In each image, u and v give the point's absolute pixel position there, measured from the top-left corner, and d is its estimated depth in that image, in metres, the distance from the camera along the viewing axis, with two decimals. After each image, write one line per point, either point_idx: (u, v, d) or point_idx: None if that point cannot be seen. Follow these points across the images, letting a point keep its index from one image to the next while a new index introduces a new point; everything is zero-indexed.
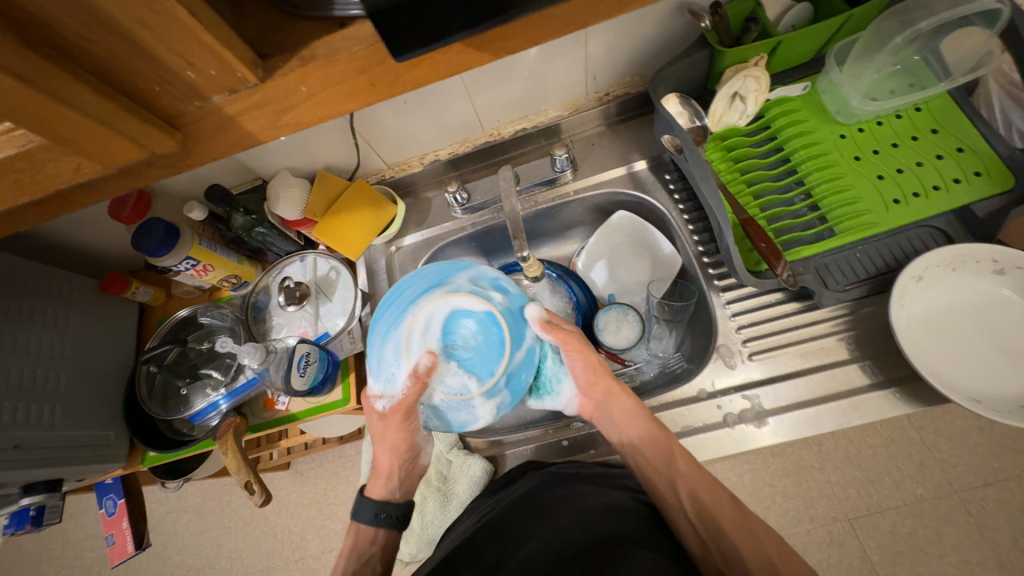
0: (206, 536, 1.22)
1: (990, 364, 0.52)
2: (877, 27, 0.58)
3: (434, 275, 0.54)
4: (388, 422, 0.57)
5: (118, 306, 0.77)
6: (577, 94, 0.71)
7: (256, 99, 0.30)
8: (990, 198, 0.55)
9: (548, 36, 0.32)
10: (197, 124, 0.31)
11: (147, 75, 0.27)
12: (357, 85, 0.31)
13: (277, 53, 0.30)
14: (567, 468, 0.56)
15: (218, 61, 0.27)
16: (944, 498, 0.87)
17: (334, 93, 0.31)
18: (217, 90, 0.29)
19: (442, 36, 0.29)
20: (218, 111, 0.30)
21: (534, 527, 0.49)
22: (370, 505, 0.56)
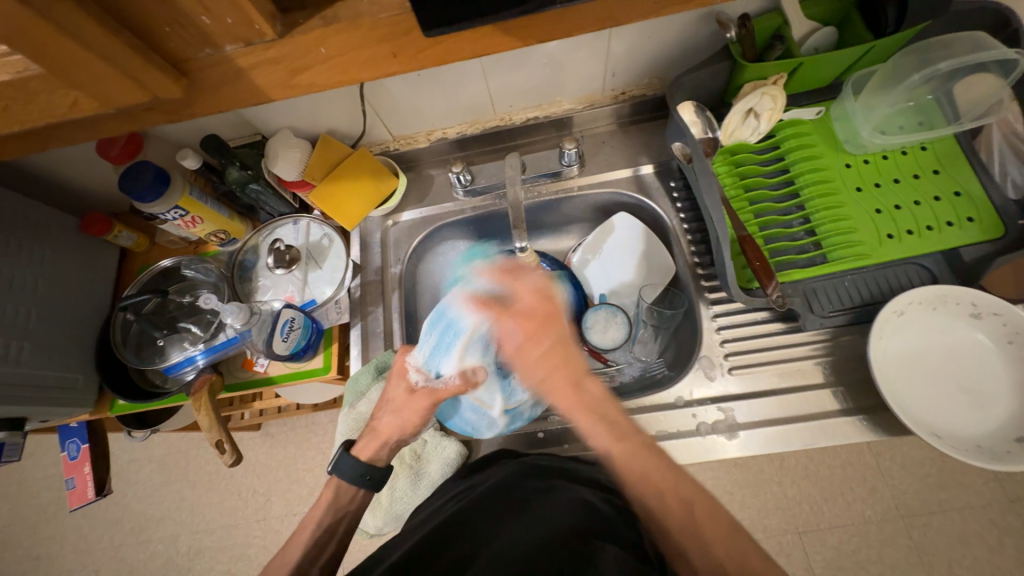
0: (168, 488, 1.21)
1: (953, 403, 0.55)
2: (897, 61, 0.59)
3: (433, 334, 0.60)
4: (414, 399, 0.57)
5: (99, 248, 0.75)
6: (594, 89, 0.70)
7: (271, 55, 0.29)
8: (978, 244, 0.57)
9: (579, 30, 0.31)
10: (205, 73, 0.30)
11: (158, 15, 0.26)
12: (378, 54, 0.30)
13: (298, 10, 0.29)
14: (544, 460, 0.58)
15: (235, 9, 0.26)
16: (890, 521, 0.91)
17: (353, 59, 0.30)
18: (231, 40, 0.28)
19: (473, 15, 0.28)
20: (230, 62, 0.29)
21: (503, 524, 0.50)
22: (356, 465, 0.54)
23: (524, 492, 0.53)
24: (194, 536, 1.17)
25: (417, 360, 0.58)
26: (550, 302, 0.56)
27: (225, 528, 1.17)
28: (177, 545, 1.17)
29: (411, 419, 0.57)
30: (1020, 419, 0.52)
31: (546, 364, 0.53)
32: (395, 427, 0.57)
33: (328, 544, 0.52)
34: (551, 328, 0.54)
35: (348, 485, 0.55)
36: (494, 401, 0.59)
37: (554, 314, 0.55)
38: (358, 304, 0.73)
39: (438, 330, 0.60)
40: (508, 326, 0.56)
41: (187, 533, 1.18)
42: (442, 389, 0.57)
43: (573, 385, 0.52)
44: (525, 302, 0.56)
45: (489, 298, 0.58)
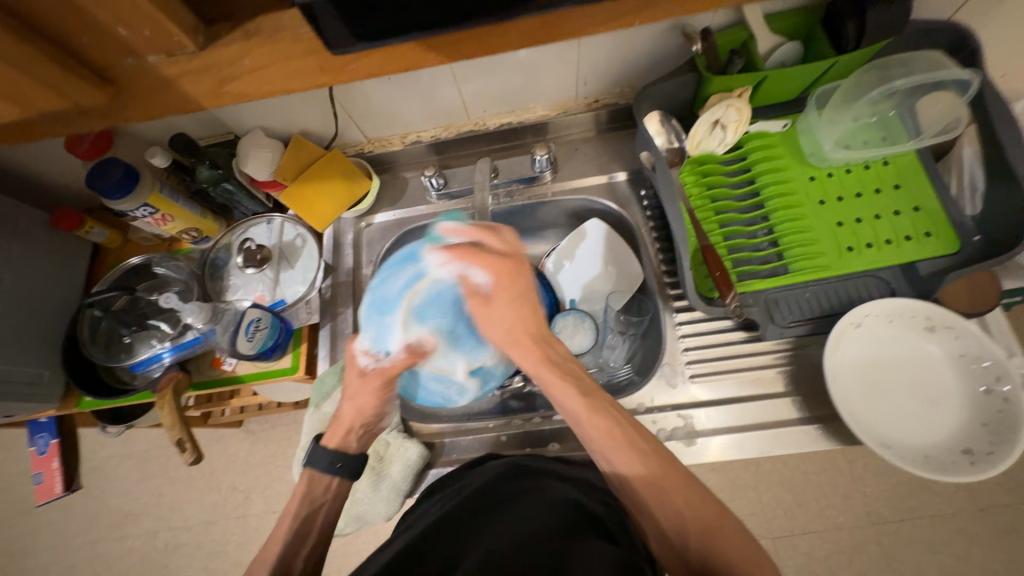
0: (147, 484, 1.21)
1: (907, 414, 0.56)
2: (857, 77, 0.60)
3: (375, 302, 0.58)
4: (365, 384, 0.55)
5: (70, 243, 0.75)
6: (567, 96, 0.71)
7: (197, 65, 0.30)
8: (935, 258, 0.58)
9: (507, 47, 0.33)
10: (133, 82, 0.30)
11: (75, 26, 0.26)
12: (305, 67, 0.31)
13: (225, 22, 0.30)
14: (532, 461, 0.58)
15: (152, 23, 0.27)
16: (861, 528, 0.92)
17: (279, 69, 0.31)
18: (153, 50, 0.29)
19: (392, 30, 0.29)
20: (155, 71, 0.30)
21: (487, 519, 0.48)
22: (325, 454, 0.54)
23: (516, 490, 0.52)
24: (172, 532, 1.17)
25: (363, 343, 0.56)
26: (519, 250, 0.55)
27: (202, 524, 1.17)
28: (155, 541, 1.17)
29: (367, 402, 0.55)
30: (966, 431, 0.53)
31: (512, 313, 0.52)
32: (356, 413, 0.55)
33: (308, 536, 0.52)
34: (522, 273, 0.53)
35: (320, 476, 0.54)
36: (455, 366, 0.57)
37: (522, 261, 0.54)
38: (329, 305, 0.74)
39: (379, 307, 0.58)
40: (476, 269, 0.54)
41: (165, 529, 1.18)
42: (390, 367, 0.55)
43: (543, 342, 0.51)
44: (494, 248, 0.55)
45: (465, 249, 0.55)
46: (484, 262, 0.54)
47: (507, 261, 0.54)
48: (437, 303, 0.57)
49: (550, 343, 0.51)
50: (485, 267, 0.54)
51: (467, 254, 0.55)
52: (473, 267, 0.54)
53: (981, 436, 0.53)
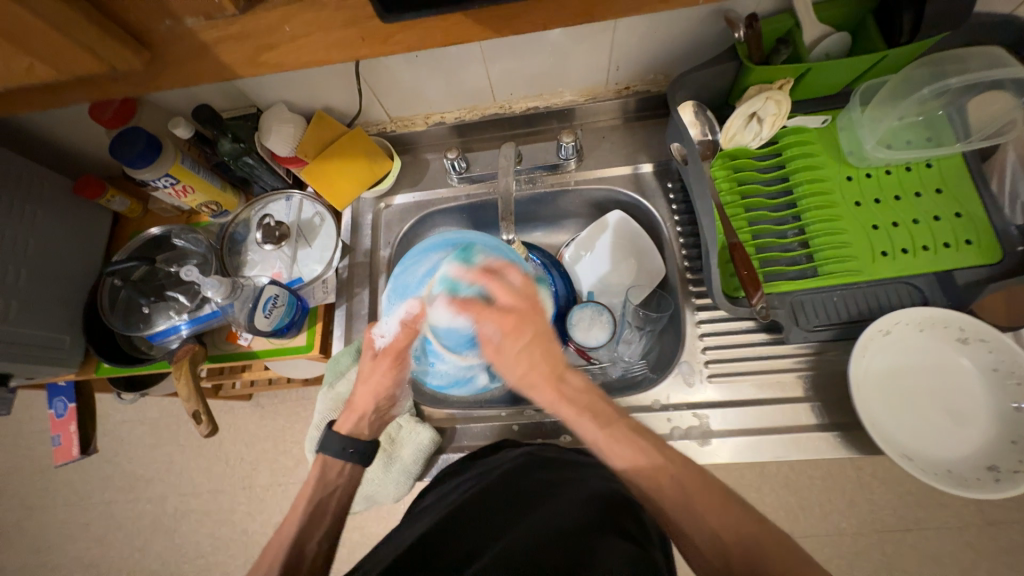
0: (159, 450, 1.24)
1: (934, 425, 0.54)
2: (908, 72, 0.57)
3: (397, 285, 0.61)
4: (377, 364, 0.58)
5: (91, 211, 0.75)
6: (597, 81, 0.69)
7: (236, 30, 0.29)
8: (975, 267, 0.56)
9: (561, 22, 0.32)
10: (168, 46, 0.29)
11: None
12: (346, 36, 0.30)
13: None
14: (548, 451, 0.59)
15: None
16: (864, 535, 0.92)
17: (317, 39, 0.30)
18: (192, 13, 0.28)
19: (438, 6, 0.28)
20: (191, 34, 0.29)
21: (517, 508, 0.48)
22: (338, 440, 0.55)
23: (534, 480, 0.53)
24: (182, 498, 1.20)
25: (379, 327, 0.59)
26: (529, 299, 0.52)
27: (211, 493, 1.19)
28: (165, 505, 1.20)
29: (379, 383, 0.58)
30: (992, 447, 0.52)
31: (524, 362, 0.50)
32: (368, 397, 0.58)
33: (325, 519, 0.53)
34: (528, 324, 0.51)
35: (333, 460, 0.56)
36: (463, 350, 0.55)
37: (533, 309, 0.52)
38: (345, 285, 0.73)
39: (399, 294, 0.60)
40: (485, 326, 0.51)
41: (175, 495, 1.20)
42: (396, 343, 0.58)
43: (555, 379, 0.49)
44: (503, 299, 0.52)
45: (469, 300, 0.53)
46: (484, 320, 0.51)
47: (511, 313, 0.51)
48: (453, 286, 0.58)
49: (563, 381, 0.49)
50: (487, 324, 0.51)
51: (472, 312, 0.52)
52: (479, 322, 0.51)
53: (1010, 453, 0.51)
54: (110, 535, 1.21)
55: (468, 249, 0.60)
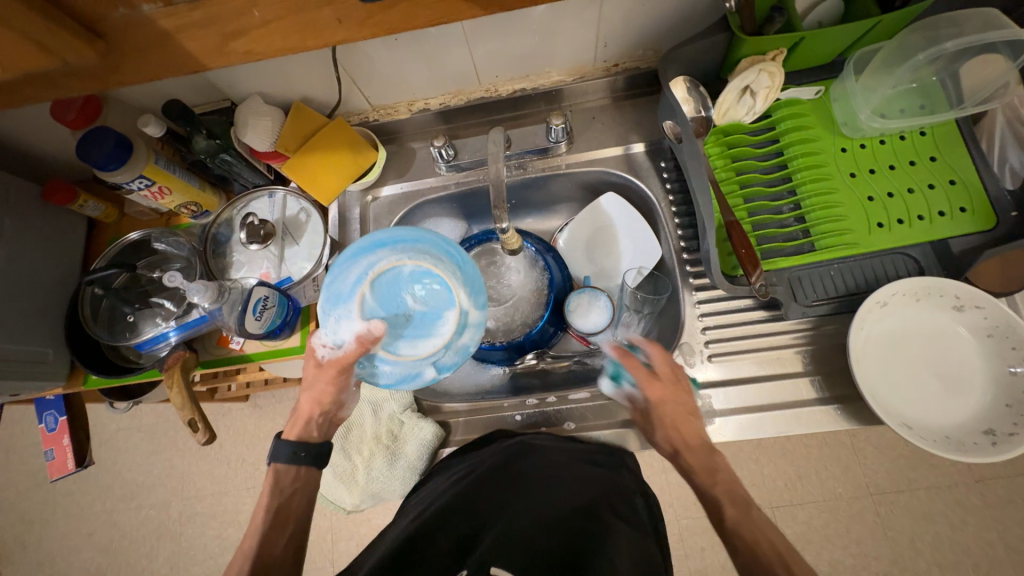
0: (157, 456, 1.22)
1: (931, 393, 0.55)
2: (902, 39, 0.56)
3: (329, 294, 0.52)
4: (323, 371, 0.55)
5: (64, 217, 0.72)
6: (585, 59, 0.67)
7: (199, 16, 0.27)
8: (970, 234, 0.56)
9: None
10: (125, 36, 0.27)
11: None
12: (322, 20, 0.28)
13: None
14: (539, 440, 0.59)
15: None
16: (859, 499, 0.94)
17: (291, 25, 0.28)
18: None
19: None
20: (151, 22, 0.26)
21: (506, 501, 0.53)
22: (287, 445, 0.55)
23: (526, 469, 0.56)
24: (185, 502, 1.19)
25: (322, 338, 0.53)
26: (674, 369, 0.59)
27: (214, 495, 1.19)
28: (169, 510, 1.20)
29: (324, 391, 0.56)
30: (988, 411, 0.53)
31: (669, 409, 0.56)
32: (313, 403, 0.56)
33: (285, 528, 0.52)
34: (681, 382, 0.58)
35: (286, 467, 0.55)
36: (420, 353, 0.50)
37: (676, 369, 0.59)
38: None
39: (337, 304, 0.52)
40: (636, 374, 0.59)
41: (178, 499, 1.20)
42: (345, 356, 0.52)
43: (682, 421, 0.56)
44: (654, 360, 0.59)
45: (622, 351, 0.61)
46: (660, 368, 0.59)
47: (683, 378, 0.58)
48: (395, 292, 0.52)
49: (686, 422, 0.56)
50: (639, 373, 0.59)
51: (630, 364, 0.59)
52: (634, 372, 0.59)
53: (1005, 416, 0.52)
54: (114, 542, 1.20)
55: (409, 246, 0.53)
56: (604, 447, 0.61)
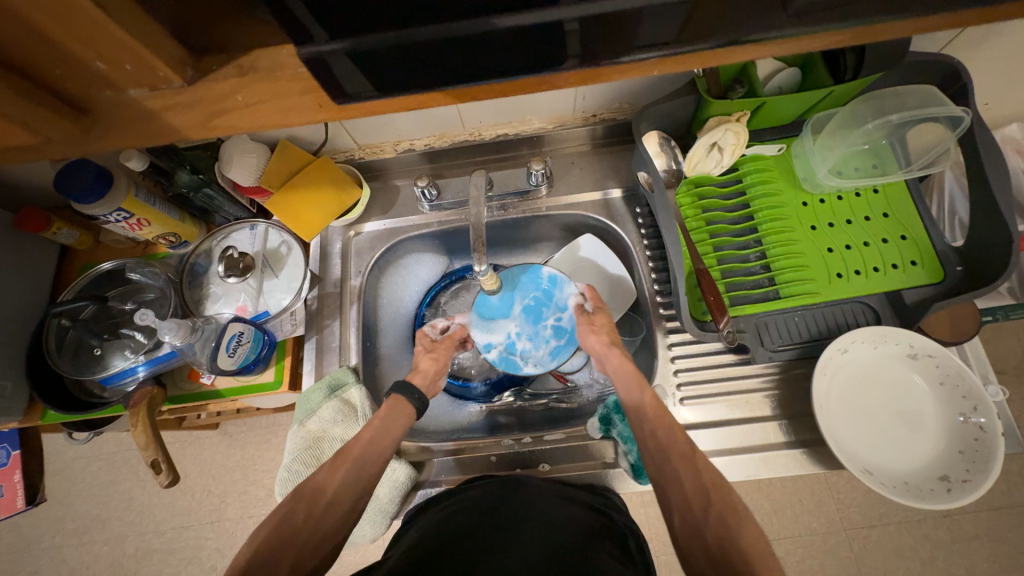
0: (116, 488, 1.16)
1: (891, 438, 0.57)
2: (854, 106, 0.61)
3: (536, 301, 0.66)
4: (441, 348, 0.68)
5: (35, 244, 0.71)
6: (565, 110, 0.70)
7: (184, 98, 0.28)
8: (921, 287, 0.60)
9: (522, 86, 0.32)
10: (110, 114, 0.28)
11: (45, 56, 0.24)
12: (303, 103, 0.30)
13: (215, 53, 0.29)
14: (531, 478, 0.61)
15: (134, 57, 0.25)
16: (832, 534, 0.95)
17: (273, 107, 0.30)
18: (135, 84, 0.27)
19: (390, 91, 0.30)
20: (136, 104, 0.28)
21: (502, 537, 0.51)
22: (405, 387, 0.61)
23: (518, 506, 0.55)
24: (143, 537, 1.13)
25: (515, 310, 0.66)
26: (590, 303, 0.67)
27: (175, 530, 1.13)
28: (124, 546, 1.13)
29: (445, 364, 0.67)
30: (943, 458, 0.55)
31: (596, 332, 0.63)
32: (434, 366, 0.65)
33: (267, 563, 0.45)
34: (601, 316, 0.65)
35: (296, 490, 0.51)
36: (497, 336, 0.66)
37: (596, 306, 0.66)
38: (315, 316, 0.71)
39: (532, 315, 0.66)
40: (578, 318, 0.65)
41: (135, 534, 1.13)
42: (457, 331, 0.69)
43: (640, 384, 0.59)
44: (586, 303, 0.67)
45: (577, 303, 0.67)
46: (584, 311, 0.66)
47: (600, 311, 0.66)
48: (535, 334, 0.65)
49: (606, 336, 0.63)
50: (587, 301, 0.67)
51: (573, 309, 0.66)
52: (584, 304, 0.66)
53: (959, 463, 0.54)
54: None
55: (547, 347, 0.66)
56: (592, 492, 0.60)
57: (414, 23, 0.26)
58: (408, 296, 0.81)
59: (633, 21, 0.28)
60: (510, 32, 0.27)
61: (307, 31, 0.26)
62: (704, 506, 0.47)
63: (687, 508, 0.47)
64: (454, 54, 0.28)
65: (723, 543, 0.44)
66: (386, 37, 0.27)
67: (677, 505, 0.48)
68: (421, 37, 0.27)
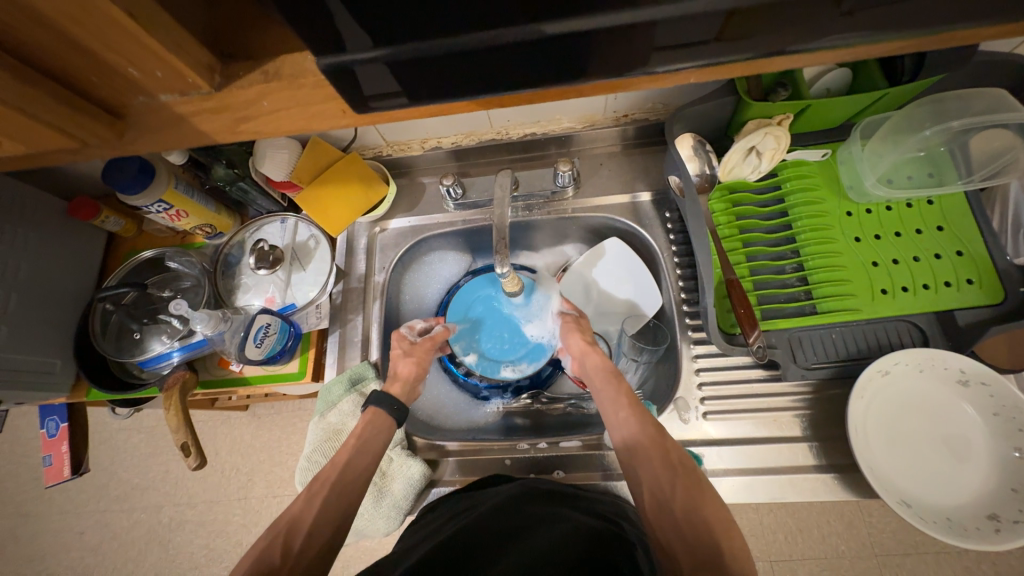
0: (154, 460, 1.23)
1: (932, 470, 0.53)
2: (911, 110, 0.57)
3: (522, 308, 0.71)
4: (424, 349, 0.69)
5: (87, 230, 0.75)
6: (594, 109, 0.68)
7: (209, 105, 0.32)
8: (977, 308, 0.55)
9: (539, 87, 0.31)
10: (141, 117, 0.33)
11: (87, 64, 0.28)
12: (326, 108, 0.32)
13: (241, 60, 0.32)
14: (543, 485, 0.60)
15: (166, 67, 0.29)
16: (863, 559, 0.90)
17: (294, 112, 0.33)
18: (165, 90, 0.31)
19: (413, 98, 0.32)
20: (167, 108, 0.32)
21: (508, 540, 0.50)
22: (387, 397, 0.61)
23: (528, 512, 0.54)
24: (176, 508, 1.20)
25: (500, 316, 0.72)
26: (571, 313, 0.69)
27: (206, 504, 1.19)
28: (159, 515, 1.20)
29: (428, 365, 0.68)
30: (991, 496, 0.51)
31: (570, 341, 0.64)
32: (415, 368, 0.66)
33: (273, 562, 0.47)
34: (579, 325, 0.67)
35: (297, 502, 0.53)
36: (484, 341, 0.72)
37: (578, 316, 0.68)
38: (339, 310, 0.73)
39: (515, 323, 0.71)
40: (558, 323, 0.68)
41: (170, 505, 1.20)
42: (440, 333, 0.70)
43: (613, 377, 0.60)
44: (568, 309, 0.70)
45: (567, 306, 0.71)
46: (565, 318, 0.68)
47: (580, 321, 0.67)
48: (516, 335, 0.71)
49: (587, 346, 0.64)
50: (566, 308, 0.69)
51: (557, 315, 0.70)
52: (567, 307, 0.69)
53: (1010, 502, 0.50)
54: (104, 544, 1.20)
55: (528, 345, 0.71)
56: (607, 501, 0.58)
57: (435, 34, 0.27)
58: (430, 293, 0.82)
59: (652, 25, 0.27)
60: (530, 44, 0.28)
61: (330, 41, 0.27)
62: (672, 479, 0.50)
63: (658, 490, 0.50)
64: (472, 65, 0.29)
65: (689, 518, 0.46)
66: (409, 47, 0.27)
67: (651, 492, 0.50)
68: (440, 49, 0.27)
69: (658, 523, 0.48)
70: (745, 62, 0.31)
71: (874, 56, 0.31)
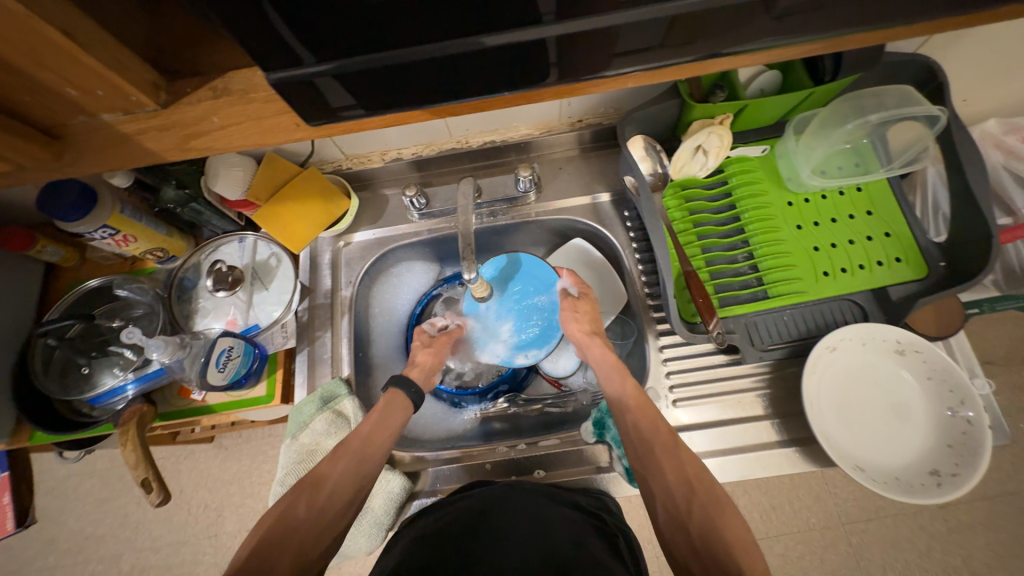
0: (110, 505, 1.14)
1: (881, 434, 0.58)
2: (835, 106, 0.62)
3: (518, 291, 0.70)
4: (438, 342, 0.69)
5: (21, 262, 0.70)
6: (550, 116, 0.70)
7: (156, 122, 0.31)
8: (906, 283, 0.60)
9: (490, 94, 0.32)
10: (85, 138, 0.32)
11: (16, 84, 0.27)
12: (279, 121, 0.32)
13: (187, 76, 0.31)
14: (526, 484, 0.60)
15: (106, 84, 0.28)
16: (831, 528, 0.96)
17: (245, 127, 0.32)
18: (108, 109, 0.30)
19: (367, 108, 0.32)
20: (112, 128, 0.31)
21: (492, 541, 0.51)
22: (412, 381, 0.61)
23: (511, 511, 0.55)
24: (139, 554, 1.12)
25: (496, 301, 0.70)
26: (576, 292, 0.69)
27: (172, 546, 1.12)
28: (119, 564, 1.11)
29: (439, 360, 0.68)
30: (932, 453, 0.56)
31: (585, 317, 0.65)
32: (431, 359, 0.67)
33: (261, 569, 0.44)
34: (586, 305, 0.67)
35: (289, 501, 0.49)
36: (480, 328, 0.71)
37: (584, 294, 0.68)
38: (306, 327, 0.71)
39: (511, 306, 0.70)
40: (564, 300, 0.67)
41: (131, 551, 1.12)
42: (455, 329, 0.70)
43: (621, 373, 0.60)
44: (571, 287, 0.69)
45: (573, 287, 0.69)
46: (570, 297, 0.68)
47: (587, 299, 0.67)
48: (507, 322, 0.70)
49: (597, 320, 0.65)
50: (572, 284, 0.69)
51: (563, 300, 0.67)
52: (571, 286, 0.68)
53: (947, 457, 0.55)
54: None
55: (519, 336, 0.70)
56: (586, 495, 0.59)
57: (384, 46, 0.28)
58: (399, 305, 0.81)
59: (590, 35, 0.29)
60: (475, 54, 0.29)
61: (278, 55, 0.27)
62: (689, 492, 0.48)
63: (671, 499, 0.48)
64: (423, 74, 0.30)
65: (706, 528, 0.45)
66: (358, 60, 0.28)
67: (660, 498, 0.49)
68: (392, 60, 0.28)
69: (672, 528, 0.47)
70: (681, 66, 0.33)
71: (792, 57, 0.35)
